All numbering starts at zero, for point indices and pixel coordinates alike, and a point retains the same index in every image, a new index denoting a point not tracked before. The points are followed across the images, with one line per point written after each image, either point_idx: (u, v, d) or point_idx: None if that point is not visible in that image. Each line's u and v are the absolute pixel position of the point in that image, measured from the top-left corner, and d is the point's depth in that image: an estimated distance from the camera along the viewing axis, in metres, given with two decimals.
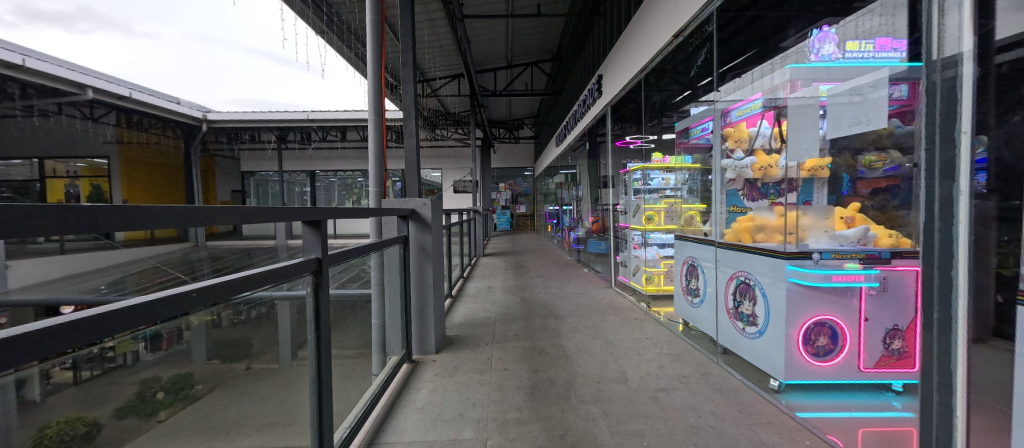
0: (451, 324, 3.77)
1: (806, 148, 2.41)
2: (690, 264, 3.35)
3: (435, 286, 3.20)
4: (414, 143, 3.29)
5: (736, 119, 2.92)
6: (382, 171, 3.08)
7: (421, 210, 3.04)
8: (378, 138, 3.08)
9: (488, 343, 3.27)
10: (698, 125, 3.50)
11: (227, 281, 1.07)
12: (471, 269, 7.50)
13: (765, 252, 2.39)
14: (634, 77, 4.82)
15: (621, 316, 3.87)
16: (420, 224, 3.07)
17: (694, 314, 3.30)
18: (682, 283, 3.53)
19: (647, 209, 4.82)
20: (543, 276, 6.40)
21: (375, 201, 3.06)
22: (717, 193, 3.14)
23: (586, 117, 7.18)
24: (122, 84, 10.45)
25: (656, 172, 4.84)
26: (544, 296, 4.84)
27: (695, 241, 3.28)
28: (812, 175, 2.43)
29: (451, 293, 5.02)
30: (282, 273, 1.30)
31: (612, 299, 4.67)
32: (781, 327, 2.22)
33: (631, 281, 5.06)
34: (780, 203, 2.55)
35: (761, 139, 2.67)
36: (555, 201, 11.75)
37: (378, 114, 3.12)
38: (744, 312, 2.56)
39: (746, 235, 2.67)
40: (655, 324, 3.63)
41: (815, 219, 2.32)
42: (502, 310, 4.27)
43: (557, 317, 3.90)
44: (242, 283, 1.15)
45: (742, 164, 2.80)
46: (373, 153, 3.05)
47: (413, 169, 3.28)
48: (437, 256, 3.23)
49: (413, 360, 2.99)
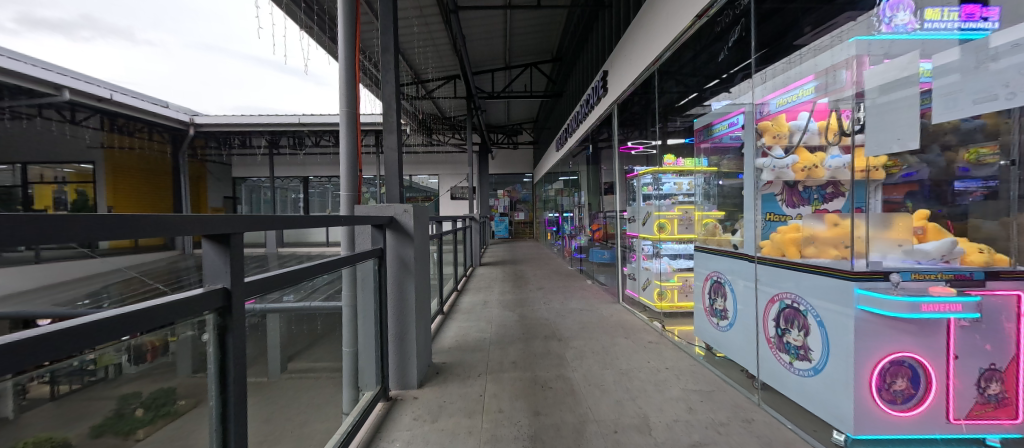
0: (439, 348, 3.29)
1: (896, 136, 1.70)
2: (715, 280, 2.90)
3: (418, 306, 2.71)
4: (395, 141, 2.84)
5: (776, 110, 2.44)
6: (356, 173, 2.61)
7: (399, 217, 2.57)
8: (353, 134, 2.61)
9: (481, 374, 2.79)
10: (722, 120, 3.04)
11: (127, 314, 0.75)
12: (466, 280, 7.06)
13: (824, 271, 1.89)
14: (647, 69, 4.24)
15: (633, 338, 3.38)
16: (400, 235, 2.59)
17: (719, 339, 2.83)
18: (704, 302, 3.07)
19: (659, 217, 4.33)
20: (543, 289, 5.91)
21: (347, 208, 2.60)
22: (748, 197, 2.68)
23: (589, 120, 6.74)
24: (104, 85, 10.11)
25: (668, 176, 4.41)
26: (545, 313, 4.35)
27: (721, 255, 2.83)
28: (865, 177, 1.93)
29: (442, 309, 4.55)
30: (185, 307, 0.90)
31: (621, 316, 4.20)
32: (847, 366, 1.75)
33: (640, 296, 4.59)
34: (827, 210, 2.20)
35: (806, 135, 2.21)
36: (555, 208, 11.33)
37: (352, 106, 2.65)
38: (791, 343, 2.09)
39: (791, 248, 2.20)
40: (673, 349, 3.15)
41: (878, 231, 1.83)
42: (498, 331, 3.76)
43: (561, 340, 3.40)
44: (147, 316, 0.81)
45: (782, 164, 2.35)
46: (345, 151, 2.58)
47: (394, 171, 2.81)
48: (420, 272, 2.74)
49: (389, 397, 2.50)
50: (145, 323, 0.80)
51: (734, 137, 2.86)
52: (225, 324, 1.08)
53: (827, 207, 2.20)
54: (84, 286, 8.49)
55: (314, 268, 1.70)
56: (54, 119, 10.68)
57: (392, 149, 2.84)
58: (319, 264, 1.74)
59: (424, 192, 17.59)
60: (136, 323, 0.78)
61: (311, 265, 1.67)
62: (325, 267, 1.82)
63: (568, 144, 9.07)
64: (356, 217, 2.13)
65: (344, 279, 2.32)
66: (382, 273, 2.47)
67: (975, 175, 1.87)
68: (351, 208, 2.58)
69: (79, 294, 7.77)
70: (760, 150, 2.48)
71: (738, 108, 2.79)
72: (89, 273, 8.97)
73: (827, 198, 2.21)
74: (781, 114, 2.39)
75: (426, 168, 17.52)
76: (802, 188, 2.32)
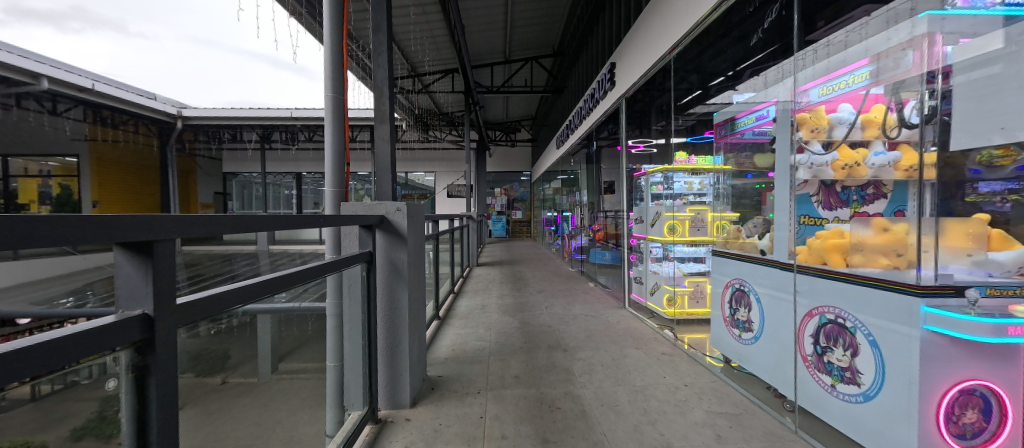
0: (435, 359, 3.01)
1: (1003, 125, 1.40)
2: (738, 287, 2.64)
3: (413, 317, 2.42)
4: (387, 132, 2.49)
5: (817, 100, 2.17)
6: (343, 166, 2.28)
7: (391, 217, 2.26)
8: (340, 123, 2.27)
9: (481, 391, 2.51)
10: (752, 112, 2.76)
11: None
12: (463, 281, 6.79)
13: (887, 285, 1.62)
14: (661, 59, 3.91)
15: (645, 349, 3.13)
16: (392, 237, 2.28)
17: (742, 352, 2.60)
18: (723, 311, 2.83)
19: (668, 219, 4.05)
20: (544, 292, 5.65)
21: (331, 206, 2.26)
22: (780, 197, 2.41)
23: (593, 116, 6.42)
24: (86, 74, 9.66)
25: (679, 175, 4.17)
26: (547, 319, 4.08)
27: (746, 260, 2.57)
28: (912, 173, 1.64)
29: (437, 314, 4.27)
30: (88, 344, 0.62)
31: (628, 323, 3.95)
32: (909, 395, 1.51)
33: (648, 301, 4.33)
34: (866, 213, 1.96)
35: (846, 129, 1.98)
36: (554, 207, 11.10)
37: (339, 92, 2.27)
38: (833, 363, 1.86)
39: (834, 255, 1.95)
40: (688, 361, 2.90)
41: (938, 240, 1.55)
42: (498, 340, 3.49)
43: (567, 351, 3.13)
44: (21, 359, 0.53)
45: (821, 161, 2.11)
46: (330, 140, 2.24)
47: (386, 167, 2.48)
48: (414, 279, 2.44)
49: (378, 418, 2.21)
50: (27, 369, 0.54)
51: (764, 131, 2.61)
52: (145, 364, 0.76)
53: (867, 210, 1.94)
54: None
55: (286, 277, 1.40)
56: (32, 109, 10.17)
57: (383, 141, 2.50)
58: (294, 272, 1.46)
59: (420, 190, 17.27)
60: (4, 374, 0.51)
61: (281, 275, 1.38)
62: (301, 276, 1.54)
63: (568, 143, 8.79)
64: (342, 217, 1.84)
65: (327, 285, 2.03)
66: (371, 280, 2.16)
67: (988, 180, 1.50)
68: (336, 207, 2.24)
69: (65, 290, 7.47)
70: (795, 146, 2.22)
71: (774, 98, 2.51)
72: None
73: (867, 201, 1.94)
74: (820, 107, 2.13)
75: (422, 165, 17.18)
76: (841, 188, 2.06)
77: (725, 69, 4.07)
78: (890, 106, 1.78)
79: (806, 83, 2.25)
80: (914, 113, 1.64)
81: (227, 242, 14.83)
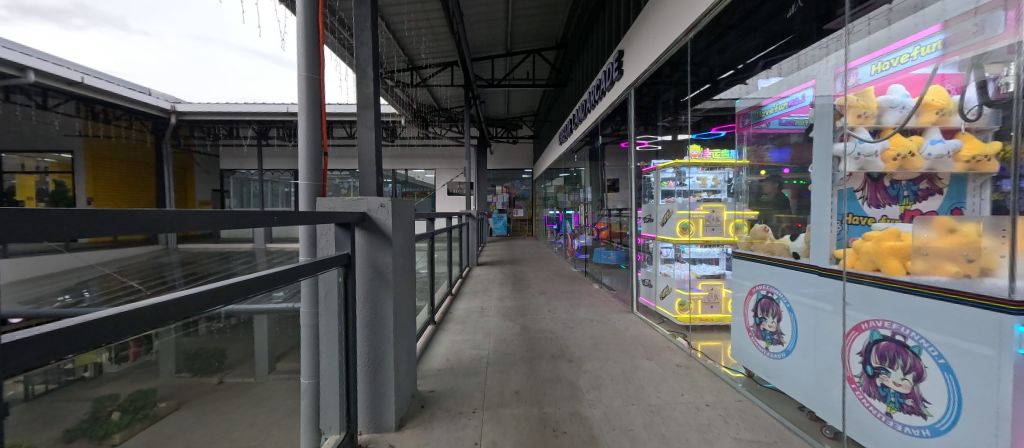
0: (427, 371, 2.74)
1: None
2: (766, 295, 2.36)
3: (400, 327, 2.14)
4: (371, 118, 2.19)
5: (869, 80, 1.85)
6: (320, 155, 1.99)
7: (372, 214, 1.97)
8: (316, 106, 1.98)
9: (476, 410, 2.24)
10: (783, 97, 2.44)
11: None
12: (461, 282, 6.53)
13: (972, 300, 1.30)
14: (675, 41, 3.50)
15: (657, 360, 2.84)
16: (374, 238, 1.98)
17: (770, 368, 2.32)
18: (747, 320, 2.56)
19: (681, 217, 3.75)
20: (546, 293, 5.36)
21: (306, 201, 1.97)
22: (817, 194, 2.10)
23: (598, 109, 6.09)
24: (75, 68, 9.41)
25: (693, 170, 3.89)
26: (550, 325, 3.80)
27: (777, 265, 2.28)
28: (974, 167, 1.43)
29: (432, 318, 3.99)
30: None
31: (637, 329, 3.66)
32: (993, 434, 1.22)
33: (658, 306, 4.06)
34: (918, 212, 1.70)
35: (899, 113, 1.67)
36: (556, 205, 10.81)
37: (314, 71, 1.96)
38: (889, 388, 1.58)
39: (891, 261, 1.62)
40: (706, 374, 2.63)
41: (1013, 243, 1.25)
42: (497, 348, 3.21)
43: (572, 362, 2.85)
44: None
45: (869, 150, 1.79)
46: (305, 126, 1.95)
47: (370, 158, 2.18)
48: (401, 284, 2.15)
49: (359, 444, 1.95)
50: None
51: (795, 120, 2.31)
52: None
53: (919, 208, 1.70)
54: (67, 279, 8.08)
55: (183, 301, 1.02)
56: None
57: (366, 129, 2.20)
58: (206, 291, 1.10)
59: (420, 188, 16.99)
60: None
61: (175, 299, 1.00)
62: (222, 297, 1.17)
63: (571, 138, 8.48)
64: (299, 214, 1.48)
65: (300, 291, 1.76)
66: (349, 286, 1.88)
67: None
68: (311, 202, 1.95)
69: (63, 288, 7.36)
70: (837, 133, 1.93)
71: (812, 80, 2.19)
72: (69, 267, 8.45)
73: (920, 195, 1.69)
74: (868, 86, 1.82)
75: (422, 162, 16.89)
76: (890, 182, 1.78)
77: (744, 56, 3.74)
78: (955, 86, 1.50)
79: (855, 58, 1.93)
80: (975, 97, 1.42)
81: (225, 239, 14.66)
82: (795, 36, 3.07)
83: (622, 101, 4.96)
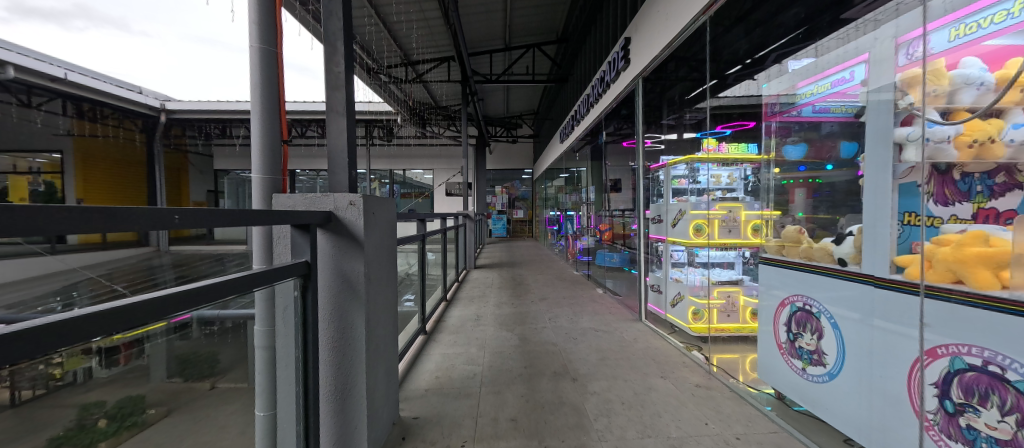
0: (412, 393, 2.41)
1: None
2: (804, 308, 2.04)
3: (376, 348, 1.81)
4: (342, 101, 1.85)
5: (942, 48, 1.42)
6: (280, 143, 1.68)
7: (339, 213, 1.64)
8: (274, 85, 1.66)
9: (467, 442, 1.91)
10: (825, 77, 2.01)
11: None
12: (457, 286, 6.21)
13: None
14: (689, 24, 3.16)
15: (673, 379, 2.52)
16: (342, 242, 1.65)
17: (813, 395, 1.98)
18: (778, 337, 2.23)
19: (695, 218, 3.47)
20: (546, 299, 5.03)
21: (260, 197, 1.64)
22: (871, 191, 1.73)
23: (600, 104, 5.75)
24: (58, 64, 9.12)
25: (706, 166, 3.59)
26: (551, 336, 3.47)
27: (817, 273, 1.96)
28: None
29: (423, 328, 3.66)
30: None
31: (647, 340, 3.34)
32: None
33: (669, 314, 3.75)
34: (993, 211, 1.30)
35: (976, 89, 1.30)
36: (557, 206, 10.49)
37: (270, 43, 1.64)
38: (984, 431, 1.23)
39: (979, 269, 1.26)
40: (730, 397, 2.30)
41: None
42: (492, 363, 2.89)
43: (577, 382, 2.53)
44: None
45: (941, 134, 1.43)
46: (259, 109, 1.63)
47: (341, 149, 1.85)
48: (377, 296, 1.82)
49: None
50: None
51: (830, 107, 2.01)
52: None
53: (995, 207, 1.29)
54: (51, 282, 7.75)
55: (58, 326, 0.65)
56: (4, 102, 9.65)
57: (337, 115, 1.86)
58: (61, 320, 0.65)
59: (419, 189, 16.65)
60: None
61: (30, 326, 0.59)
62: (90, 331, 0.73)
63: (572, 136, 8.15)
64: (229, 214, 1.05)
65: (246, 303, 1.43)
66: (310, 301, 1.55)
67: None
68: (267, 199, 1.63)
69: (47, 291, 7.06)
70: (897, 117, 1.60)
71: (865, 53, 1.74)
72: (55, 269, 8.14)
73: (996, 192, 1.29)
74: (941, 57, 1.42)
75: (420, 162, 16.54)
76: (963, 174, 1.38)
77: (763, 43, 3.42)
78: None
79: (933, 18, 1.45)
80: None
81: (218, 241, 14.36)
82: (825, 16, 2.73)
83: (627, 94, 4.63)
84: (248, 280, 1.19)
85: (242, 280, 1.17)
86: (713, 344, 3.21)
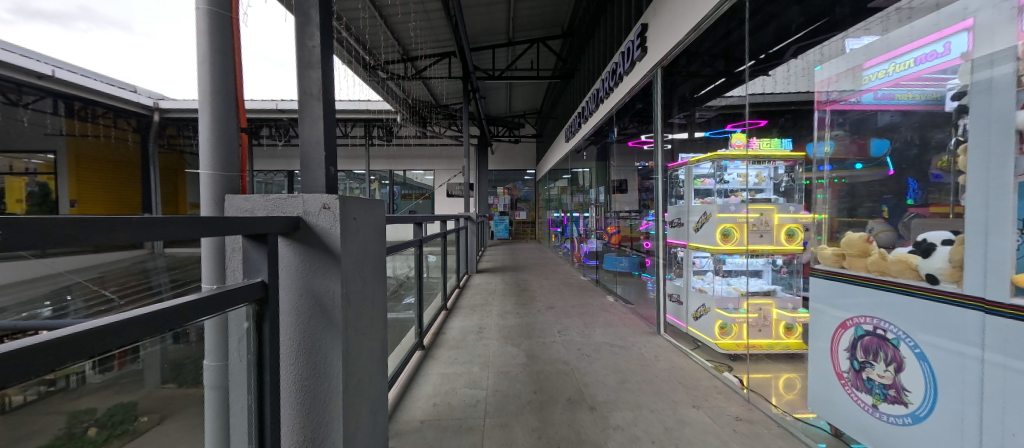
0: (404, 427, 2.07)
1: None
2: (878, 333, 1.69)
3: (362, 382, 1.49)
4: (318, 83, 1.51)
5: None
6: (236, 131, 1.34)
7: (308, 219, 1.30)
8: (229, 60, 1.32)
9: None
10: (902, 55, 1.67)
11: None
12: (458, 292, 5.86)
13: None
14: (719, 6, 2.82)
15: (708, 410, 2.18)
16: (312, 255, 1.31)
17: (891, 439, 1.63)
18: (838, 365, 1.90)
19: (723, 222, 3.13)
20: (554, 308, 4.67)
21: (211, 199, 1.30)
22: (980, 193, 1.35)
23: (611, 99, 5.41)
24: (47, 60, 8.85)
25: (734, 164, 3.28)
26: (562, 352, 3.12)
27: (894, 291, 1.62)
28: None
29: (420, 343, 3.31)
30: None
31: (670, 358, 2.98)
32: None
33: (692, 328, 3.44)
34: None
35: None
36: (561, 207, 10.14)
37: (222, 5, 1.30)
38: None
39: None
40: (779, 435, 1.95)
41: None
42: (497, 387, 2.55)
43: (597, 412, 2.18)
44: None
45: None
46: (208, 88, 1.29)
47: (317, 141, 1.51)
48: (361, 321, 1.49)
49: None
50: None
51: (894, 94, 1.82)
52: None
53: None
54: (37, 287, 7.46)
55: None
56: None
57: (311, 98, 1.52)
58: None
59: (419, 190, 16.30)
60: None
61: None
62: None
63: (578, 135, 7.82)
64: (97, 222, 0.65)
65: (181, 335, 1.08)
66: (267, 334, 1.20)
67: None
68: (219, 202, 1.28)
69: (33, 295, 6.79)
70: (1017, 96, 1.22)
71: (965, 19, 1.39)
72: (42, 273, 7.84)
73: None
74: None
75: (420, 163, 16.18)
76: None
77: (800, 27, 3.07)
78: None
79: None
80: None
81: None
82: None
83: (642, 87, 4.28)
84: (163, 317, 0.79)
85: (154, 318, 0.77)
86: (750, 363, 2.90)
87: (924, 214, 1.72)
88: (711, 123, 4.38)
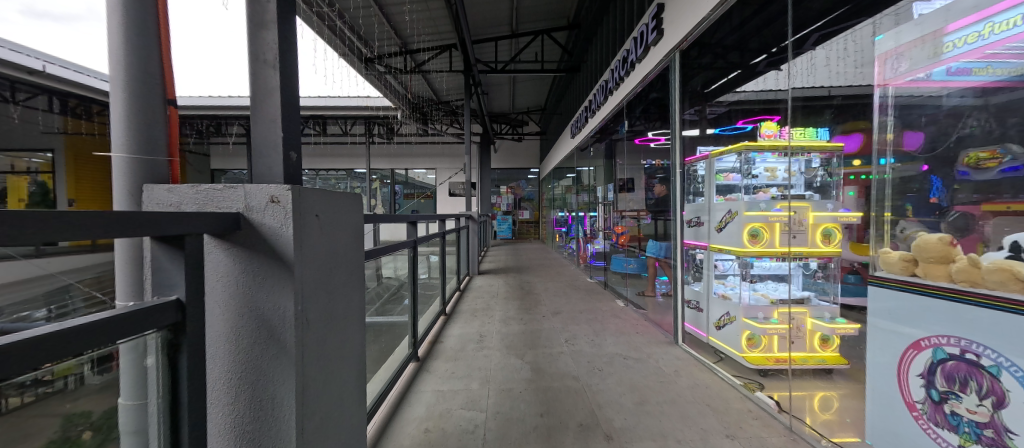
0: None
1: None
2: (968, 358, 1.35)
3: (329, 419, 1.21)
4: (273, 46, 1.21)
5: None
6: (160, 102, 1.03)
7: (250, 216, 1.00)
8: (149, 6, 1.02)
9: None
10: (1008, 10, 1.28)
11: None
12: (459, 295, 5.56)
13: None
14: None
15: (744, 441, 1.87)
16: (256, 265, 1.01)
17: None
18: (908, 393, 1.58)
19: (751, 221, 2.79)
20: (560, 314, 4.35)
21: (127, 190, 1.00)
22: None
23: (620, 90, 5.08)
24: (37, 55, 8.68)
25: (763, 157, 2.95)
26: (571, 366, 2.81)
27: (998, 309, 1.27)
28: None
29: (414, 354, 3.01)
30: None
31: (693, 373, 2.66)
32: None
33: (715, 338, 3.13)
34: None
35: None
36: (565, 206, 9.81)
37: None
38: None
39: None
40: None
41: None
42: (498, 408, 2.25)
43: (613, 443, 1.87)
44: None
45: None
46: (118, 43, 0.98)
47: (273, 119, 1.22)
48: (326, 344, 1.20)
49: None
50: None
51: (974, 67, 1.48)
52: None
53: None
54: None
55: None
56: None
57: (265, 66, 1.22)
58: None
59: (421, 189, 16.04)
60: None
61: None
62: None
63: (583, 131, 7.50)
64: None
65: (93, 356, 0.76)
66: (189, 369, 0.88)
67: None
68: (136, 195, 0.99)
69: None
70: None
71: None
72: None
73: None
74: None
75: (422, 161, 15.89)
76: None
77: None
78: None
79: None
80: None
81: None
82: None
83: (657, 76, 3.94)
84: None
85: None
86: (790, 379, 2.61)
87: (971, 212, 1.58)
88: (722, 119, 4.01)
